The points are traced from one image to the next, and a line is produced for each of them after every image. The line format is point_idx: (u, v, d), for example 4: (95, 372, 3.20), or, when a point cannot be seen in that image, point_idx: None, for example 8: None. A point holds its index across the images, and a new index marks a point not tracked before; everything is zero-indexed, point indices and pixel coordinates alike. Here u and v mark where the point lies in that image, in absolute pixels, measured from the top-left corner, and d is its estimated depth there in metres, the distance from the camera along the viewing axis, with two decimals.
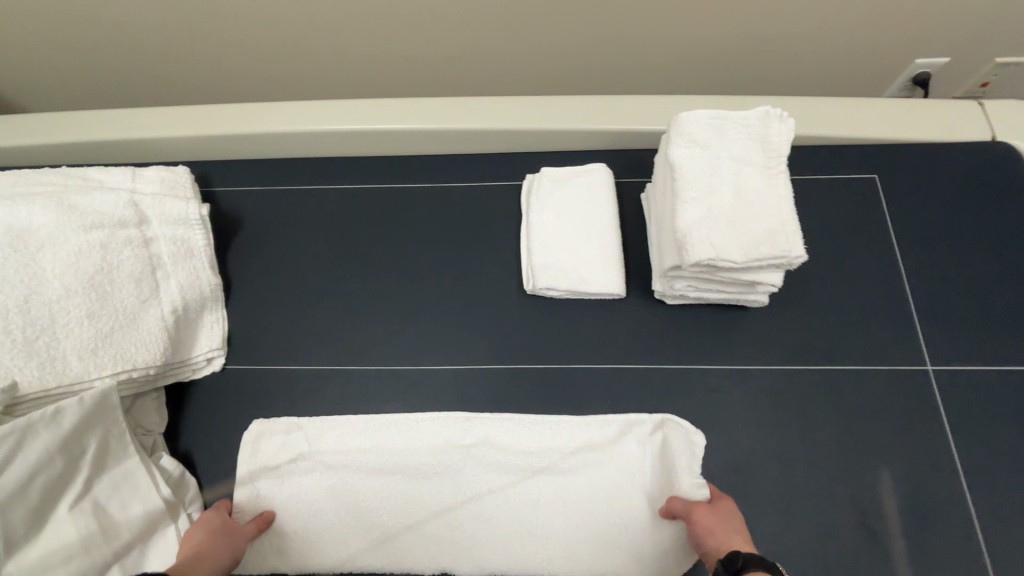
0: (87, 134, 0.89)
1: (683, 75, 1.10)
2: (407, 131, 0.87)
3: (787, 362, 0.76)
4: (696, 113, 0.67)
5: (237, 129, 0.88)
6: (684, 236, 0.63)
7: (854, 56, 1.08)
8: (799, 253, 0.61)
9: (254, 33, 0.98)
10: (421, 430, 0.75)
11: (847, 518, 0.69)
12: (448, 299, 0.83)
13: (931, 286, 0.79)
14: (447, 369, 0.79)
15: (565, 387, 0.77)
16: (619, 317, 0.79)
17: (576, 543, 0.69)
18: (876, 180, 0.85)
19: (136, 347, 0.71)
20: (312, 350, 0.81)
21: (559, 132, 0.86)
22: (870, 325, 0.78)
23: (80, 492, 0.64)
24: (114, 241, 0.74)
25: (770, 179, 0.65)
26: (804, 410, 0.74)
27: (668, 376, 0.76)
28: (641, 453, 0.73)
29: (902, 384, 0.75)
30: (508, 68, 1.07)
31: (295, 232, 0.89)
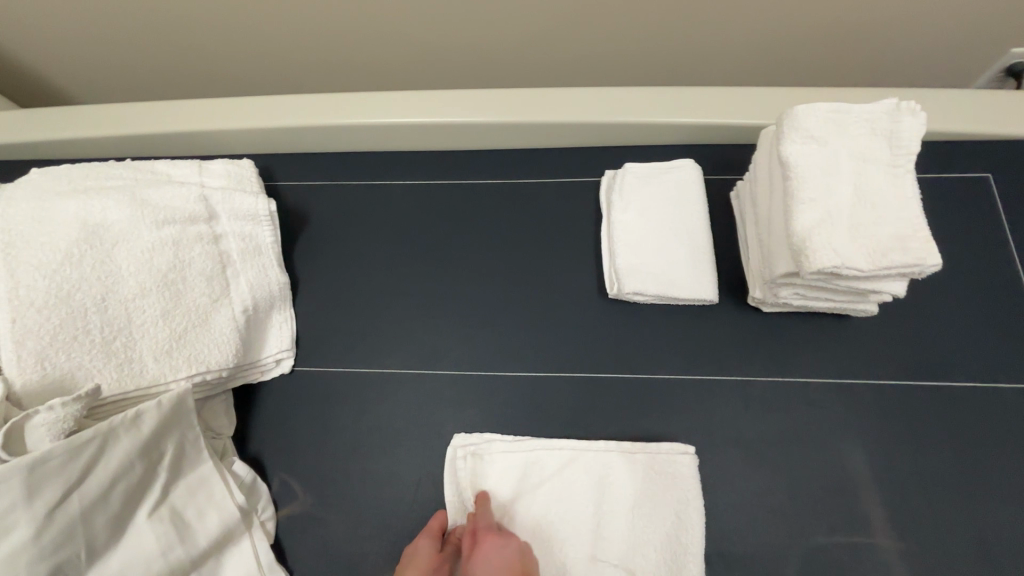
0: (149, 126, 0.87)
1: (761, 65, 1.03)
2: (478, 124, 0.83)
3: (894, 377, 0.71)
4: (814, 106, 0.61)
5: (301, 121, 0.85)
6: (803, 241, 0.58)
7: (949, 45, 1.00)
8: (935, 262, 0.55)
9: (315, 21, 0.94)
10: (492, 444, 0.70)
11: (965, 549, 0.64)
12: (522, 302, 0.79)
13: None
14: (524, 377, 0.75)
15: (652, 398, 0.72)
16: (709, 325, 0.74)
17: (635, 563, 0.64)
18: (991, 178, 0.78)
19: (210, 348, 0.69)
20: (381, 353, 0.78)
21: (642, 125, 0.81)
22: (984, 339, 0.71)
23: (158, 499, 0.62)
24: (186, 237, 0.72)
25: (896, 179, 0.59)
26: (914, 430, 0.69)
27: (764, 389, 0.71)
28: (689, 473, 0.67)
29: (1022, 405, 0.69)
30: (575, 59, 1.02)
31: (361, 229, 0.86)
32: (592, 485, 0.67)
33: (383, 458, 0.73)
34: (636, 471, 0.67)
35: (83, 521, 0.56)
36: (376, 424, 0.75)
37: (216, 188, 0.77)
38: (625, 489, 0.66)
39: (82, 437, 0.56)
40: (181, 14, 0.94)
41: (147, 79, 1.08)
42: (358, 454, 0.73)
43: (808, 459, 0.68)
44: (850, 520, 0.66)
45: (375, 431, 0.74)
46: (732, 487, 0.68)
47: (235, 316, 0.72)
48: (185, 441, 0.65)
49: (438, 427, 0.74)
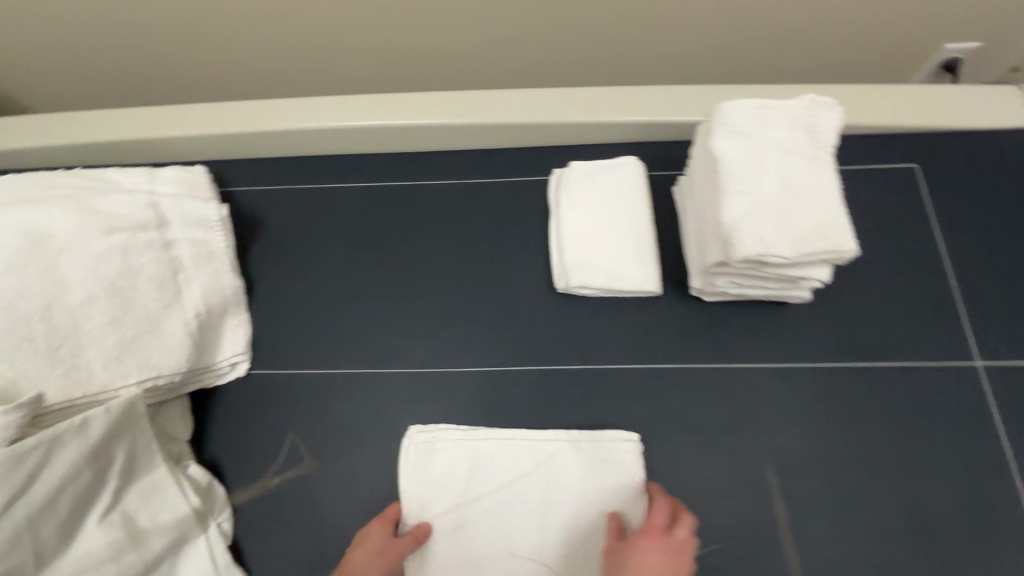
0: (100, 135, 0.87)
1: (707, 64, 1.07)
2: (429, 126, 0.84)
3: (830, 360, 0.74)
4: (739, 102, 0.64)
5: (254, 126, 0.86)
6: (731, 231, 0.60)
7: (883, 42, 1.05)
8: (852, 248, 0.59)
9: (266, 27, 0.95)
10: (447, 439, 0.72)
11: (899, 520, 0.66)
12: (475, 299, 0.80)
13: (978, 280, 0.77)
14: (478, 372, 0.76)
15: (602, 388, 0.74)
16: (655, 317, 0.77)
17: (580, 550, 0.66)
18: (916, 170, 0.83)
19: (161, 354, 0.69)
20: (338, 353, 0.79)
21: (587, 124, 0.83)
22: (913, 321, 0.75)
23: (110, 503, 0.63)
24: (135, 244, 0.72)
25: (817, 170, 0.62)
26: (850, 410, 0.72)
27: (708, 376, 0.74)
28: (632, 460, 0.70)
29: (950, 381, 0.72)
30: (528, 61, 1.05)
31: (317, 232, 0.87)
32: (537, 473, 0.70)
33: (342, 457, 0.74)
34: (582, 459, 0.70)
35: (30, 527, 0.57)
36: (333, 423, 0.76)
37: (166, 195, 0.77)
38: (570, 476, 0.69)
39: (22, 445, 0.56)
40: (131, 20, 0.94)
41: (100, 88, 1.08)
42: (316, 454, 0.74)
43: (750, 441, 0.71)
44: (790, 498, 0.68)
45: (332, 431, 0.75)
46: (679, 471, 0.70)
47: (187, 321, 0.73)
48: (136, 446, 0.65)
49: (394, 424, 0.75)
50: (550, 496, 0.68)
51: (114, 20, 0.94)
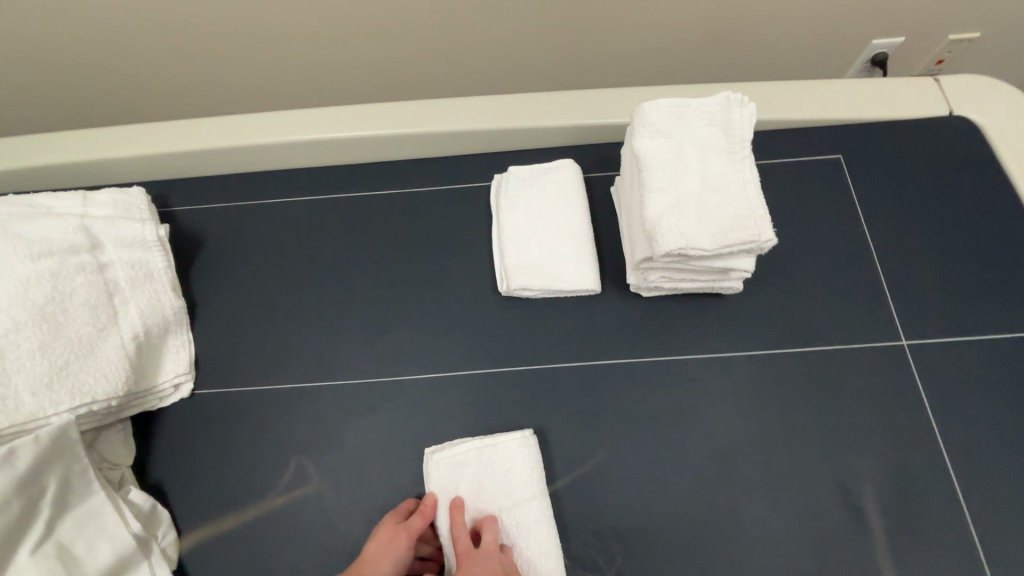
0: (34, 159, 0.86)
1: (645, 63, 1.11)
2: (369, 137, 0.85)
3: (767, 347, 0.76)
4: (658, 102, 0.66)
5: (193, 144, 0.86)
6: (654, 227, 0.62)
7: (811, 39, 1.10)
8: (769, 237, 0.61)
9: (209, 41, 0.96)
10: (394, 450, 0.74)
11: (831, 497, 0.69)
12: (420, 305, 0.81)
13: (900, 263, 0.80)
14: (424, 378, 0.77)
15: (547, 386, 0.75)
16: (596, 314, 0.78)
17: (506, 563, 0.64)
18: (840, 160, 0.86)
19: (96, 378, 0.68)
20: (284, 367, 0.79)
21: (524, 130, 0.85)
22: (842, 305, 0.78)
23: (42, 534, 0.61)
24: (66, 268, 0.71)
25: (735, 164, 0.64)
26: (787, 393, 0.74)
27: (649, 369, 0.76)
28: (519, 452, 0.68)
29: (879, 361, 0.75)
30: (473, 65, 1.08)
31: (261, 248, 0.87)
32: (497, 484, 0.68)
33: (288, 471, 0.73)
34: (527, 460, 0.68)
35: None
36: (280, 438, 0.75)
37: (100, 217, 0.76)
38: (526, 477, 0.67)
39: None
40: (66, 43, 0.93)
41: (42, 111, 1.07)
42: (262, 470, 0.74)
43: (691, 430, 0.73)
44: (730, 484, 0.70)
45: (279, 446, 0.75)
46: (625, 464, 0.71)
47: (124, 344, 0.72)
48: (70, 474, 0.64)
49: (342, 434, 0.75)
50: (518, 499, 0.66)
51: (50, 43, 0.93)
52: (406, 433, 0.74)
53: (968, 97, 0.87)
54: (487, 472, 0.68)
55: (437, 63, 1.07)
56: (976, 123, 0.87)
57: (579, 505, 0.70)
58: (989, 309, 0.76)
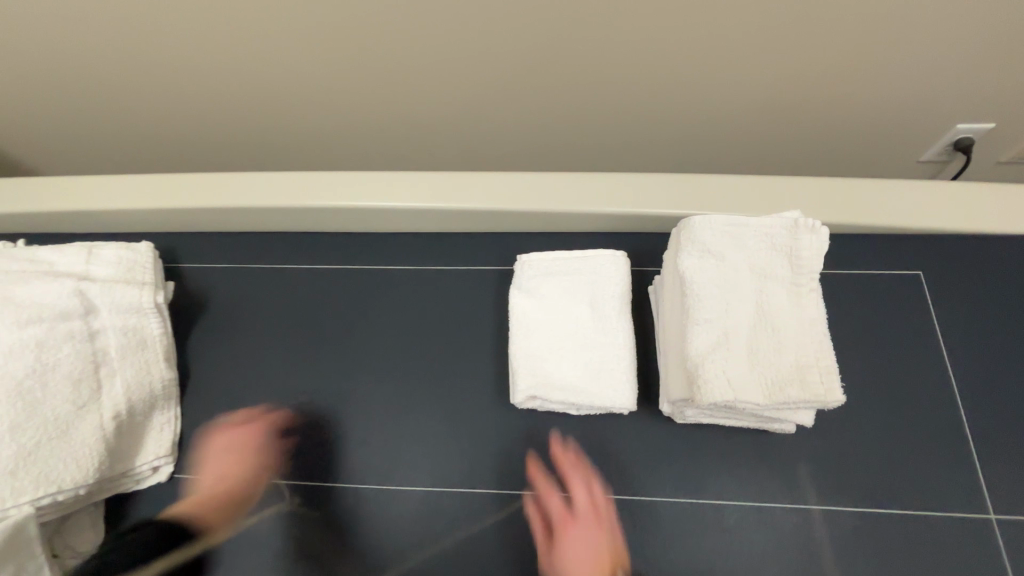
0: (49, 206, 0.84)
1: (695, 140, 1.03)
2: (386, 210, 0.79)
3: (819, 501, 0.65)
4: (711, 217, 0.57)
5: (206, 203, 0.82)
6: (695, 369, 0.52)
7: (885, 122, 0.99)
8: (836, 397, 0.50)
9: (249, 83, 0.96)
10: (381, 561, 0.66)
11: None
12: (422, 404, 0.74)
13: (986, 411, 0.68)
14: (417, 490, 0.69)
15: (557, 521, 0.66)
16: (618, 439, 0.69)
17: (580, 382, 0.64)
18: (920, 277, 0.74)
19: (64, 465, 0.63)
20: (271, 458, 0.73)
21: (555, 216, 0.77)
22: (914, 458, 0.66)
23: None
24: (53, 337, 0.66)
25: (798, 299, 0.54)
26: (839, 559, 0.62)
27: (675, 514, 0.65)
28: (617, 275, 0.69)
29: (958, 536, 0.62)
30: (510, 129, 1.03)
31: (263, 317, 0.81)
32: (591, 288, 0.68)
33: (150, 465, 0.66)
34: (624, 277, 0.69)
35: None
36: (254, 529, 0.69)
37: (99, 278, 0.72)
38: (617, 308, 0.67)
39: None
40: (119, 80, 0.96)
41: (94, 141, 1.11)
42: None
43: None
44: None
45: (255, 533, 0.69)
46: None
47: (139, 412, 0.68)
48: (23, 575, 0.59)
49: (297, 542, 0.68)
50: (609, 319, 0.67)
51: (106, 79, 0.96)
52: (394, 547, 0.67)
53: None
54: (592, 279, 0.69)
55: (473, 125, 1.02)
56: None
57: None
58: None
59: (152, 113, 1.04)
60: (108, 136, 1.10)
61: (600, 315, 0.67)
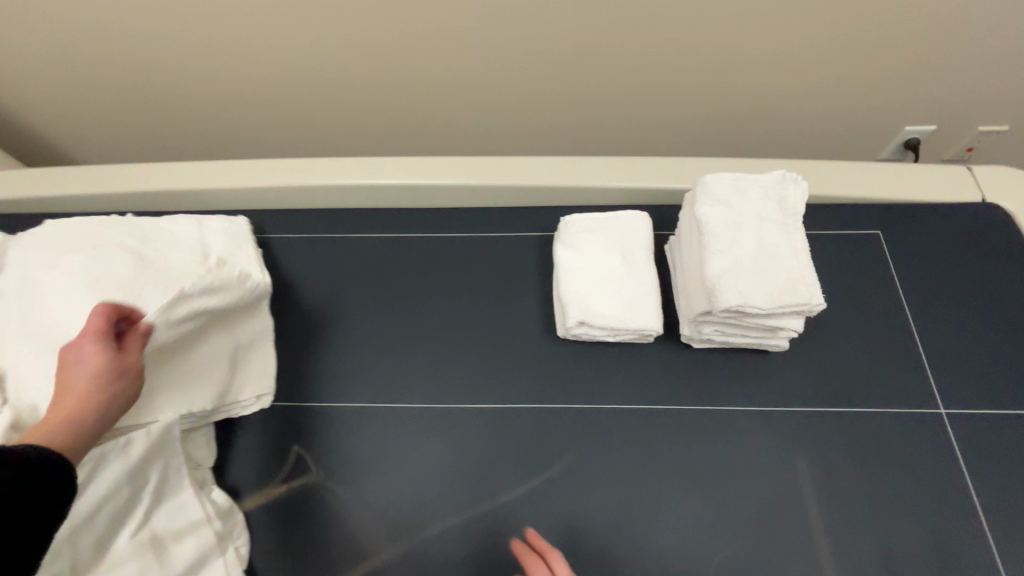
0: (153, 183, 0.98)
1: (692, 136, 1.23)
2: (447, 185, 0.96)
3: (810, 405, 0.81)
4: (719, 175, 0.75)
5: (293, 180, 0.97)
6: (714, 285, 0.69)
7: (847, 121, 1.21)
8: (820, 301, 0.67)
9: (318, 86, 1.13)
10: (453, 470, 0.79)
11: (871, 556, 0.72)
12: (482, 341, 0.88)
13: (937, 335, 0.85)
14: (483, 408, 0.83)
15: (599, 428, 0.80)
16: (648, 362, 0.84)
17: (619, 310, 0.80)
18: (880, 235, 0.93)
19: (196, 382, 0.75)
20: (354, 387, 0.86)
21: (588, 189, 0.95)
22: (883, 370, 0.83)
23: (141, 521, 0.67)
24: (183, 280, 0.79)
25: (788, 234, 0.72)
26: (828, 447, 0.78)
27: (696, 419, 0.80)
28: (641, 229, 0.86)
29: (918, 427, 0.79)
30: (537, 127, 1.22)
31: (339, 276, 0.95)
32: (621, 239, 0.85)
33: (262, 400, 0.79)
34: (645, 230, 0.86)
35: (71, 540, 0.61)
36: (345, 446, 0.81)
37: (212, 241, 0.87)
38: (643, 253, 0.84)
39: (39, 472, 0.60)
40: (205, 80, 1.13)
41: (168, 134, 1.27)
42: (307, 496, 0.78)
43: (738, 477, 0.77)
44: (774, 534, 0.74)
45: (345, 449, 0.81)
46: (671, 506, 0.75)
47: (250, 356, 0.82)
48: (169, 468, 0.70)
49: (380, 457, 0.80)
50: (637, 261, 0.83)
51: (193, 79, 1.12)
52: (466, 456, 0.80)
53: (998, 188, 0.95)
54: (621, 233, 0.86)
55: (506, 122, 1.21)
56: (1009, 212, 0.94)
57: (625, 545, 0.74)
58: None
59: (231, 107, 1.20)
60: (187, 126, 1.26)
61: (630, 259, 0.84)
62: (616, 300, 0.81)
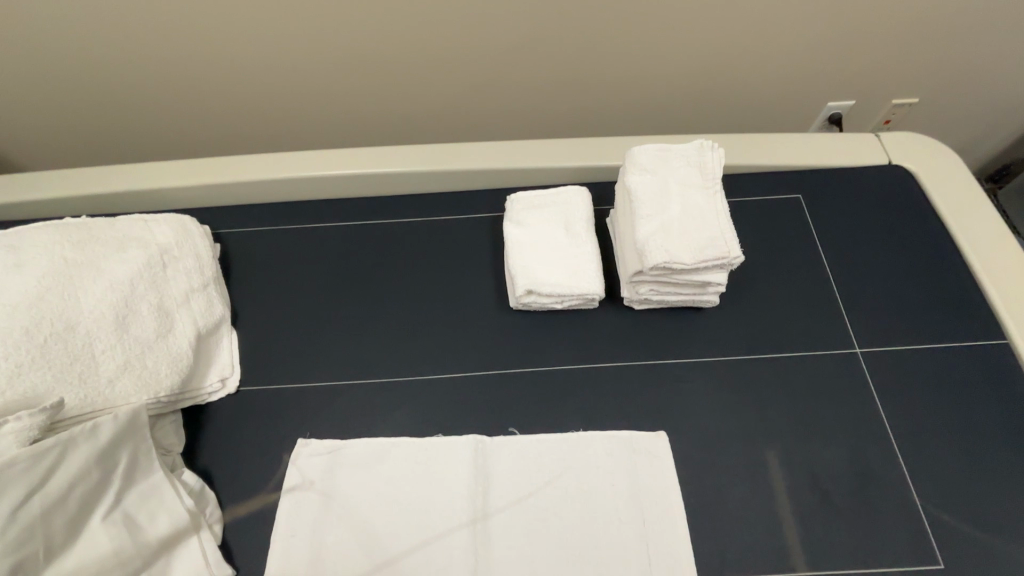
0: (107, 185, 1.00)
1: (633, 118, 1.31)
2: (400, 174, 1.01)
3: (742, 354, 0.88)
4: (645, 148, 0.82)
5: (248, 175, 1.00)
6: (643, 245, 0.76)
7: (773, 99, 1.30)
8: (738, 254, 0.74)
9: (273, 86, 1.17)
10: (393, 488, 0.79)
11: (802, 483, 0.79)
12: (440, 316, 0.93)
13: (854, 284, 0.94)
14: (445, 379, 0.87)
15: (551, 388, 0.86)
16: (594, 324, 0.90)
17: (563, 277, 0.86)
18: (801, 199, 1.01)
19: (159, 370, 0.79)
20: (318, 368, 0.89)
21: (533, 170, 1.01)
22: (806, 319, 0.91)
23: (113, 502, 0.69)
24: (141, 277, 0.83)
25: (709, 196, 0.79)
26: (760, 392, 0.85)
27: (639, 372, 0.87)
28: (582, 203, 0.92)
29: (840, 367, 0.87)
30: (488, 116, 1.28)
31: (299, 265, 0.99)
32: (562, 214, 0.92)
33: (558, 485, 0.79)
34: (585, 203, 0.93)
35: (43, 521, 0.64)
36: (311, 422, 0.85)
37: (166, 236, 0.89)
38: (583, 224, 0.90)
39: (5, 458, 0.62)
40: (156, 83, 1.15)
41: (121, 136, 1.28)
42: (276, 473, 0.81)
43: (681, 423, 0.83)
44: (714, 467, 0.80)
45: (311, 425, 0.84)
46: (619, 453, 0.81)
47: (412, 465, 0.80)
48: (138, 452, 0.73)
49: (348, 432, 0.84)
50: (578, 232, 0.90)
51: (143, 82, 1.14)
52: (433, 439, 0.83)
53: (903, 152, 1.05)
54: (563, 208, 0.92)
55: (457, 112, 1.26)
56: (913, 171, 1.04)
57: None
58: (929, 324, 0.90)
59: (186, 110, 1.22)
60: (142, 129, 1.26)
61: (572, 231, 0.90)
62: (561, 268, 0.87)
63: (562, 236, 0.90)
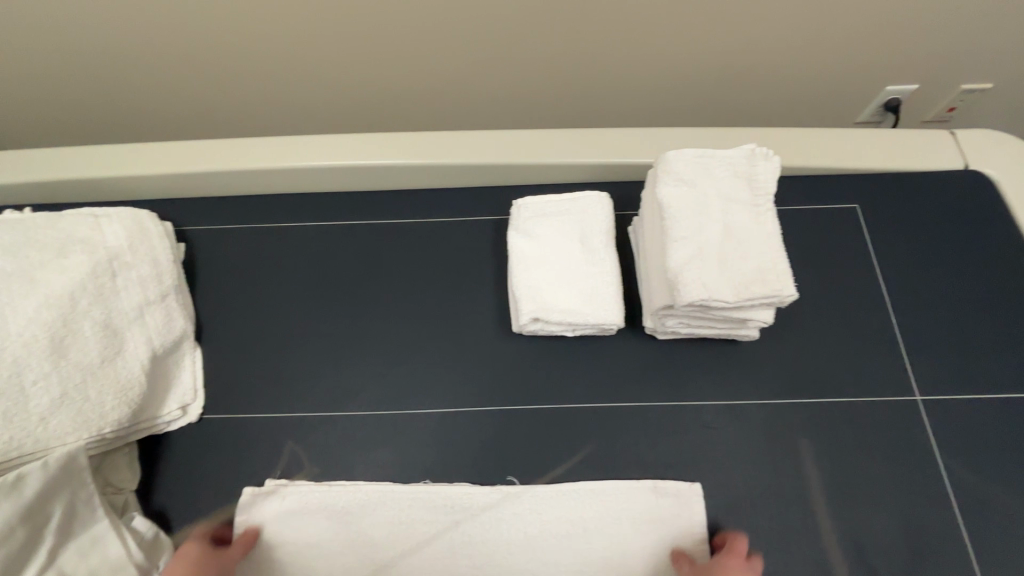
0: (53, 173, 0.86)
1: (661, 105, 1.15)
2: (390, 167, 0.87)
3: (781, 397, 0.76)
4: (682, 152, 0.68)
5: (214, 165, 0.87)
6: (676, 275, 0.62)
7: (825, 84, 1.13)
8: (791, 292, 0.61)
9: (247, 60, 1.01)
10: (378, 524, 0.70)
11: (844, 553, 0.68)
12: (433, 337, 0.81)
13: (916, 315, 0.80)
14: (435, 415, 0.76)
15: (559, 429, 0.75)
16: (610, 355, 0.78)
17: (575, 303, 0.73)
18: (857, 209, 0.87)
19: (104, 404, 0.68)
20: (291, 395, 0.78)
21: (544, 167, 0.86)
22: (858, 356, 0.78)
23: (44, 562, 0.61)
24: (84, 290, 0.71)
25: (757, 217, 0.65)
26: (800, 444, 0.73)
27: (660, 414, 0.75)
28: (602, 212, 0.78)
29: (895, 418, 0.74)
30: (496, 99, 1.12)
31: (274, 271, 0.86)
32: (578, 224, 0.78)
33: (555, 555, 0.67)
34: (605, 212, 0.79)
35: None
36: (283, 457, 0.74)
37: (116, 237, 0.76)
38: (602, 239, 0.77)
39: None
40: (114, 57, 1.00)
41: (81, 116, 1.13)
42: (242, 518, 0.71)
43: (707, 476, 0.72)
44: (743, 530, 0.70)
45: (282, 461, 0.74)
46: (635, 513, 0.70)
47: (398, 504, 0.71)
48: (76, 501, 0.63)
49: (324, 472, 0.74)
50: (596, 248, 0.76)
51: (98, 53, 0.99)
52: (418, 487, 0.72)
53: (983, 153, 0.89)
54: (579, 217, 0.78)
55: (460, 94, 1.10)
56: (993, 179, 0.88)
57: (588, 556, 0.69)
58: (1004, 366, 0.77)
59: (150, 86, 1.07)
60: (102, 107, 1.11)
61: (588, 246, 0.76)
62: (574, 291, 0.74)
63: (577, 251, 0.76)
